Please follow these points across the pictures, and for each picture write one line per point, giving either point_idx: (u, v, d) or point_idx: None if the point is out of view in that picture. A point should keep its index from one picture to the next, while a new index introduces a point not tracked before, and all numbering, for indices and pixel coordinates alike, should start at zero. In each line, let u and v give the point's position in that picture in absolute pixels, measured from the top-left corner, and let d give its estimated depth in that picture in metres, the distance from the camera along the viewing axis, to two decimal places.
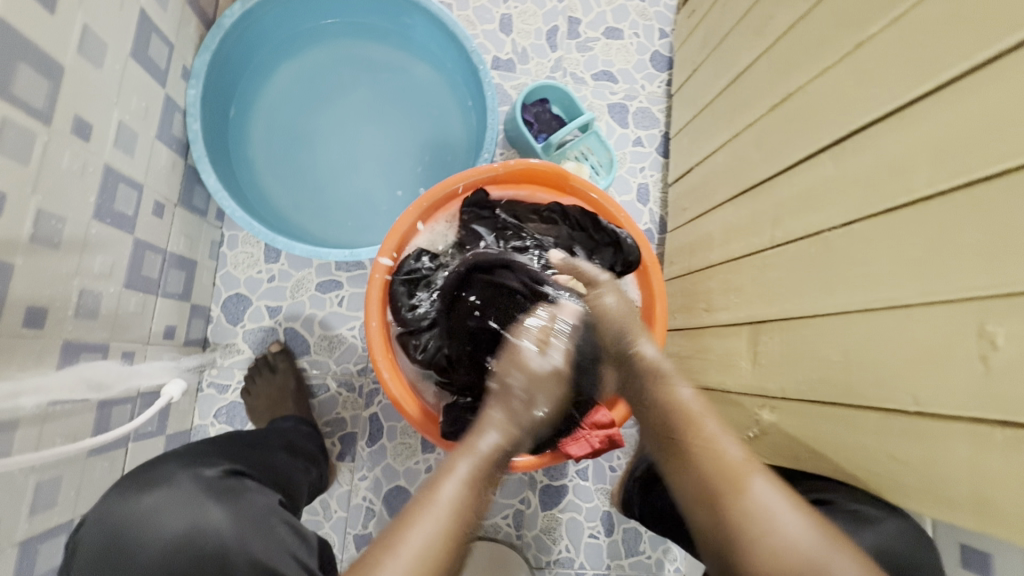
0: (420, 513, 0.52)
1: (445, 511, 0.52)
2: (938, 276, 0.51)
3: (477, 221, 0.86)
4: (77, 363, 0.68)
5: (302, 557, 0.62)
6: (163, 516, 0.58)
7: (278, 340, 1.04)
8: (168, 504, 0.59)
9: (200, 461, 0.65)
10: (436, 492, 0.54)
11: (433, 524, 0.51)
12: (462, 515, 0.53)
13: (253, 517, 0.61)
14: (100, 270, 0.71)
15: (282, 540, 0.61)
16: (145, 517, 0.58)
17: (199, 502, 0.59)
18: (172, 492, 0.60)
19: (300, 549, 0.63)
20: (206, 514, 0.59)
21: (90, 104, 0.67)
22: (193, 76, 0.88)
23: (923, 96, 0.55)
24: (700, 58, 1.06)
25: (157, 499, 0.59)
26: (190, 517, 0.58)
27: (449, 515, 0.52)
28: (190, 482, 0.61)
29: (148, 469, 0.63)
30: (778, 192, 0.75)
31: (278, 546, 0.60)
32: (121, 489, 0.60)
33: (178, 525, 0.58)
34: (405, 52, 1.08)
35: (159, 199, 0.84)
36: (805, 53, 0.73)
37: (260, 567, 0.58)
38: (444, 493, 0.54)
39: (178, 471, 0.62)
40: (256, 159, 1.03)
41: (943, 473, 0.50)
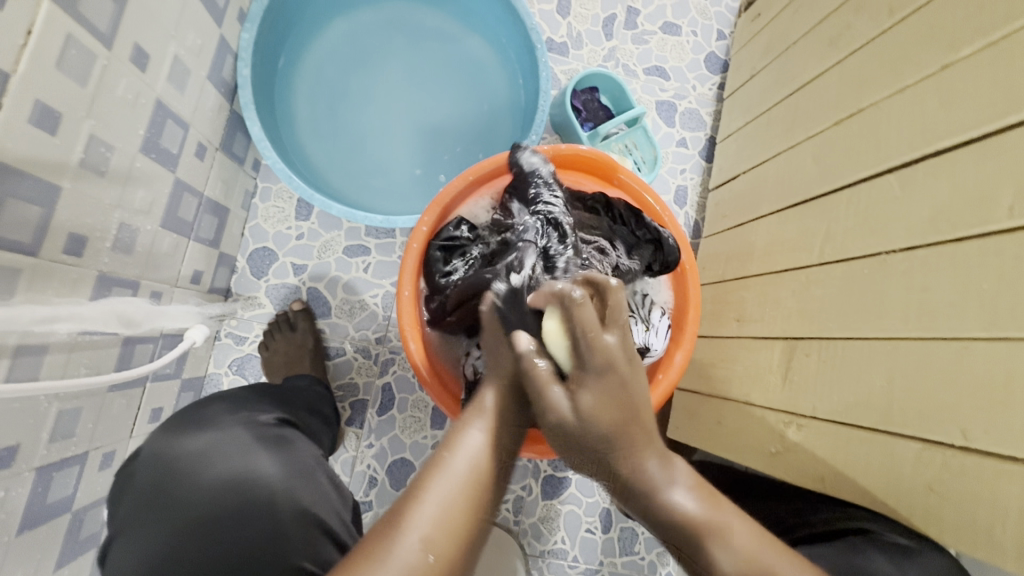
0: (441, 466, 0.44)
1: (474, 461, 0.44)
2: (1005, 312, 0.50)
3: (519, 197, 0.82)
4: (109, 296, 0.67)
5: (343, 515, 0.62)
6: (216, 457, 0.58)
7: (300, 299, 1.03)
8: (220, 447, 0.59)
9: (245, 408, 0.66)
10: (459, 442, 0.46)
11: (460, 483, 0.43)
12: (490, 476, 0.45)
13: (301, 469, 0.61)
14: (140, 206, 0.70)
15: (327, 493, 0.62)
16: (198, 457, 0.58)
17: (251, 449, 0.60)
18: (225, 436, 0.60)
19: (340, 505, 0.63)
20: (257, 460, 0.59)
21: (149, 33, 0.65)
22: (248, 20, 0.85)
23: (1011, 126, 0.53)
24: (761, 64, 1.04)
25: (209, 440, 0.60)
26: (241, 461, 0.58)
27: (473, 474, 0.44)
28: (241, 427, 0.62)
29: (194, 412, 0.64)
30: (832, 210, 0.73)
31: (324, 500, 0.60)
32: (176, 430, 0.62)
33: (228, 469, 0.57)
34: (460, 21, 1.06)
35: (203, 141, 0.82)
36: (883, 69, 0.70)
37: (308, 519, 0.57)
38: (468, 444, 0.46)
39: (226, 416, 0.63)
40: (298, 114, 1.01)
41: (986, 512, 0.49)
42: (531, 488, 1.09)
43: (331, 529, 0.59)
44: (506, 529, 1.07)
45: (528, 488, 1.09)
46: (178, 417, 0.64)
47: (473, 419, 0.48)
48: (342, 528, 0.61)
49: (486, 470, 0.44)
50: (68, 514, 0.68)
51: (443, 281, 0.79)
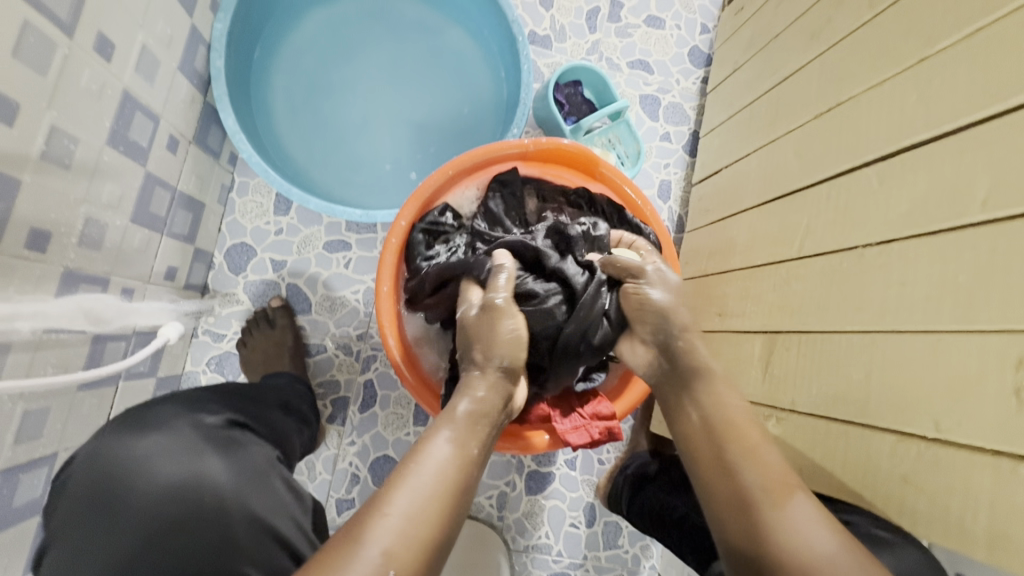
0: (405, 476, 0.48)
1: (438, 470, 0.49)
2: (978, 304, 0.50)
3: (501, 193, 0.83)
4: (76, 293, 0.66)
5: (298, 518, 0.61)
6: (162, 461, 0.56)
7: (279, 295, 1.02)
8: (166, 451, 0.57)
9: (198, 408, 0.64)
10: (424, 453, 0.50)
11: (431, 481, 0.48)
12: (456, 487, 0.49)
13: (250, 471, 0.60)
14: (108, 200, 0.68)
15: (281, 495, 0.61)
16: (139, 462, 0.56)
17: (198, 452, 0.58)
18: (171, 438, 0.58)
19: (296, 508, 0.62)
20: (206, 463, 0.57)
21: (114, 21, 0.63)
22: (221, 9, 0.83)
23: (986, 119, 0.53)
24: (743, 58, 1.04)
25: (154, 444, 0.57)
26: (189, 466, 0.57)
27: (437, 482, 0.48)
28: (190, 430, 0.60)
29: (142, 412, 0.61)
30: (811, 205, 0.74)
31: (275, 504, 0.59)
32: (116, 432, 0.58)
33: (176, 473, 0.56)
34: (440, 13, 1.04)
35: (175, 133, 0.80)
36: (862, 63, 0.70)
37: (258, 523, 0.57)
38: (433, 450, 0.50)
39: (175, 417, 0.61)
40: (276, 107, 1.00)
41: (958, 503, 0.50)
42: (515, 483, 1.08)
43: (282, 533, 0.58)
44: (490, 524, 1.07)
45: (512, 484, 1.08)
46: (122, 419, 0.61)
47: (442, 427, 0.53)
48: (296, 532, 0.60)
49: (447, 477, 0.48)
50: (37, 517, 0.67)
51: (425, 264, 0.78)
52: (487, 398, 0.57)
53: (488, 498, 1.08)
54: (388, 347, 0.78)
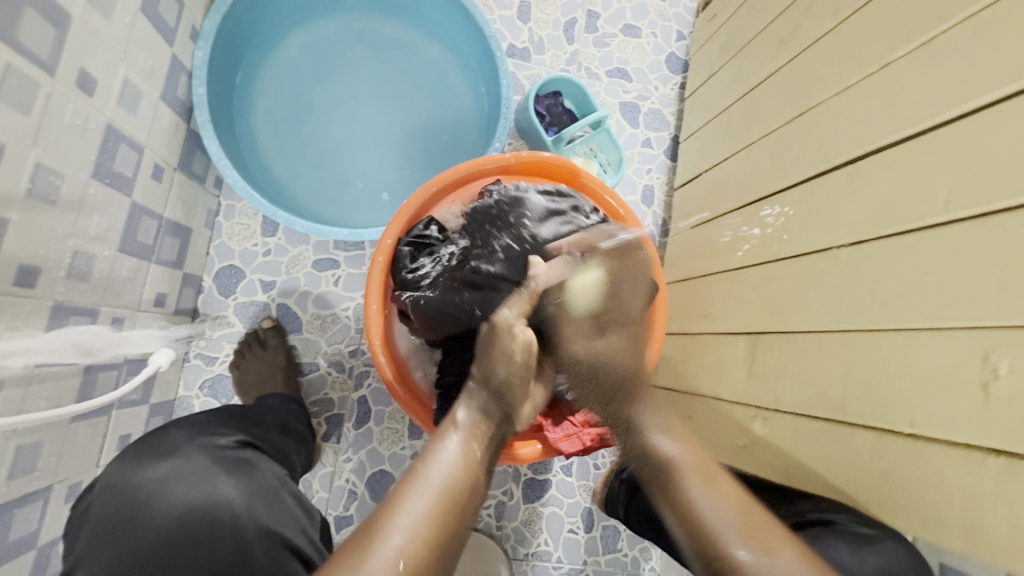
0: (415, 478, 0.50)
1: (448, 473, 0.51)
2: (945, 302, 0.52)
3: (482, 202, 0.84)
4: (66, 325, 0.66)
5: (311, 533, 0.62)
6: (176, 484, 0.57)
7: (270, 316, 1.02)
8: (178, 476, 0.58)
9: (208, 431, 0.65)
10: (434, 457, 0.53)
11: (436, 494, 0.49)
12: (465, 486, 0.51)
13: (263, 490, 0.60)
14: (95, 232, 0.69)
15: (293, 513, 0.61)
16: (157, 486, 0.57)
17: (211, 474, 0.58)
18: (184, 463, 0.59)
19: (308, 525, 0.63)
20: (219, 485, 0.58)
21: (96, 57, 0.64)
22: (201, 38, 0.84)
23: (946, 122, 0.55)
24: (718, 64, 1.06)
25: (169, 468, 0.58)
26: (203, 489, 0.57)
27: (446, 484, 0.50)
28: (201, 454, 0.60)
29: (153, 439, 0.62)
30: (786, 208, 0.75)
31: (289, 520, 0.60)
32: (136, 458, 0.60)
33: (190, 496, 0.56)
34: (419, 31, 1.06)
35: (159, 162, 0.81)
36: (829, 68, 0.72)
37: (276, 538, 0.57)
38: (441, 455, 0.53)
39: (185, 443, 0.61)
40: (259, 129, 1.00)
41: (936, 497, 0.51)
42: (513, 492, 1.09)
43: (298, 548, 0.59)
44: (488, 534, 1.07)
45: (509, 492, 1.09)
46: (136, 445, 0.62)
47: (450, 432, 0.56)
48: (310, 547, 0.60)
49: (456, 479, 0.51)
50: (33, 550, 0.67)
51: (411, 278, 0.79)
52: (481, 413, 0.59)
53: (486, 508, 1.08)
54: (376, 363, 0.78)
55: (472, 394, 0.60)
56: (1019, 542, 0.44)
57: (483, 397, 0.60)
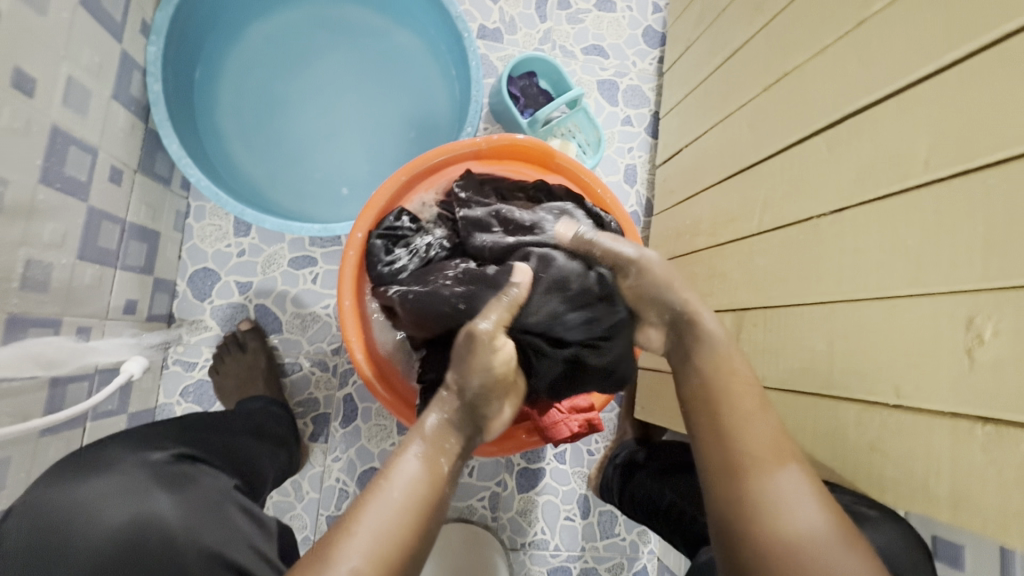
0: (376, 493, 0.48)
1: (410, 487, 0.48)
2: (927, 267, 0.50)
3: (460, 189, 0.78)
4: (24, 338, 0.64)
5: (258, 545, 0.61)
6: (106, 503, 0.54)
7: (248, 317, 1.00)
8: (110, 492, 0.55)
9: (143, 445, 0.63)
10: (396, 469, 0.50)
11: (391, 514, 0.46)
12: (425, 504, 0.48)
13: (200, 505, 0.58)
14: (49, 239, 0.66)
15: (239, 526, 0.60)
16: (82, 507, 0.54)
17: (145, 489, 0.57)
18: (115, 479, 0.56)
19: (257, 538, 0.62)
20: (153, 501, 0.56)
21: (32, 55, 0.61)
22: (153, 32, 0.81)
23: (923, 79, 0.53)
24: (695, 35, 1.03)
25: (96, 487, 0.55)
26: (135, 506, 0.55)
27: (408, 501, 0.47)
28: (136, 467, 0.59)
29: (88, 456, 0.60)
30: (766, 179, 0.73)
31: (234, 534, 0.59)
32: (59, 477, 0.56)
33: (122, 514, 0.54)
34: (385, 15, 1.02)
35: (117, 164, 0.78)
36: (804, 30, 0.70)
37: (215, 556, 0.56)
38: (403, 467, 0.50)
39: (121, 457, 0.60)
40: (225, 126, 0.97)
41: (925, 469, 0.49)
42: (507, 483, 1.08)
43: (240, 563, 0.57)
44: (484, 525, 1.06)
45: (503, 483, 1.08)
46: (94, 458, 0.59)
47: (412, 442, 0.53)
48: (255, 561, 0.59)
49: (419, 494, 0.48)
50: None
51: (386, 270, 0.76)
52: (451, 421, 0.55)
53: (480, 500, 1.07)
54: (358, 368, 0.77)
55: (444, 401, 0.57)
56: (1009, 511, 0.43)
57: (461, 408, 0.57)
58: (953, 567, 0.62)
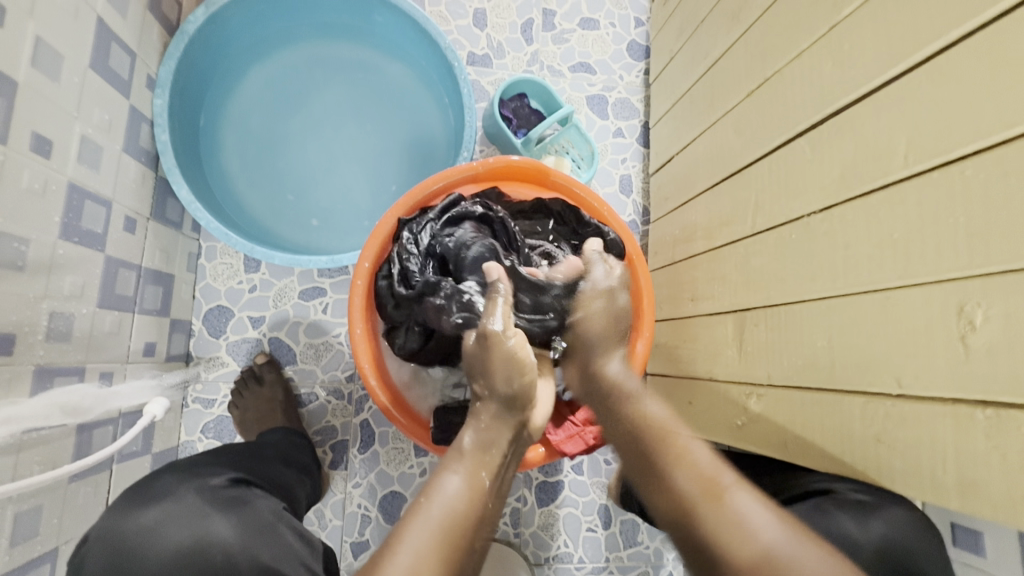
0: (416, 512, 0.51)
1: (449, 503, 0.52)
2: (915, 258, 0.52)
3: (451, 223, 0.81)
4: (50, 388, 0.67)
5: (310, 563, 0.61)
6: (168, 529, 0.56)
7: (263, 351, 1.03)
8: (173, 518, 0.57)
9: (201, 472, 0.64)
10: (435, 489, 0.53)
11: (430, 525, 0.49)
12: (465, 516, 0.51)
13: (256, 525, 0.59)
14: (70, 291, 0.69)
15: (291, 546, 0.61)
16: (147, 534, 0.56)
17: (204, 513, 0.58)
18: (176, 506, 0.58)
19: (307, 557, 0.62)
20: (212, 524, 0.57)
21: (47, 119, 0.65)
22: (158, 85, 0.85)
23: (897, 76, 0.55)
24: (677, 46, 1.05)
25: (158, 514, 0.57)
26: (194, 529, 0.56)
27: (446, 514, 0.51)
28: (193, 494, 0.60)
29: (144, 486, 0.62)
30: (757, 181, 0.75)
31: (286, 552, 0.60)
32: (126, 505, 0.59)
33: (182, 538, 0.56)
34: (377, 51, 1.06)
35: (130, 214, 0.82)
36: (778, 38, 0.72)
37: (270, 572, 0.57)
38: (444, 487, 0.53)
39: (177, 485, 0.61)
40: (231, 168, 1.01)
41: (931, 455, 0.50)
42: (526, 498, 1.08)
43: None
44: (507, 542, 1.07)
45: (523, 498, 1.08)
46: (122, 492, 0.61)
47: (452, 465, 0.56)
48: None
49: (456, 510, 0.51)
50: None
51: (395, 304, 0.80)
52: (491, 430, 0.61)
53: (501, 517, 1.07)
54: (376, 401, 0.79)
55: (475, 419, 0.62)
56: (1015, 495, 0.44)
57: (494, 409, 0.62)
58: (972, 553, 0.62)
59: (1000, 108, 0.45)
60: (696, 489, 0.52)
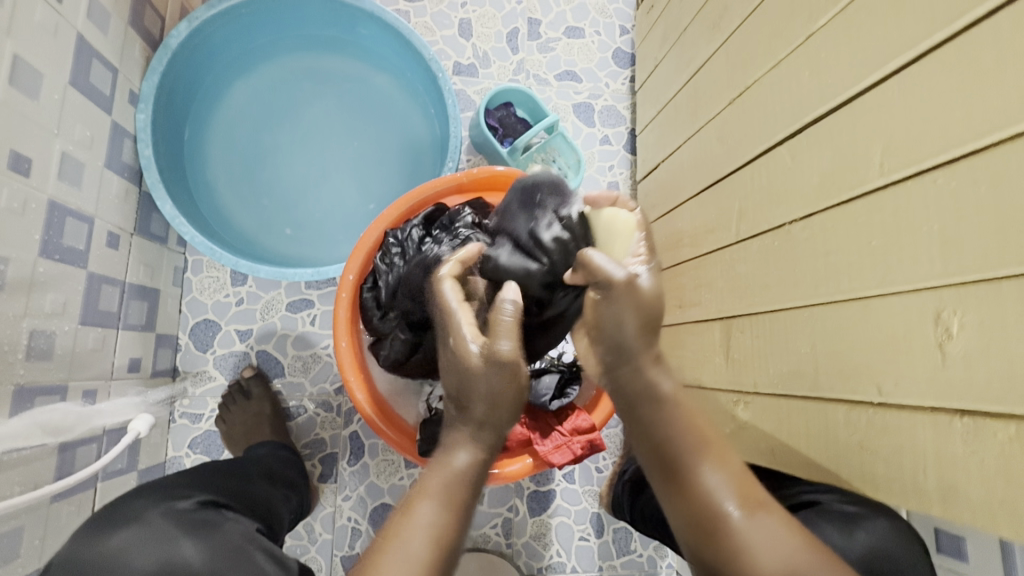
0: (400, 536, 0.45)
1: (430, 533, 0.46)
2: (893, 266, 0.52)
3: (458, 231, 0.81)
4: (32, 407, 0.66)
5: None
6: (132, 554, 0.55)
7: (250, 364, 1.02)
8: (139, 543, 0.56)
9: (167, 495, 0.63)
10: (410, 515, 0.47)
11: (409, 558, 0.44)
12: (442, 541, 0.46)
13: (227, 548, 0.59)
14: (51, 309, 0.69)
15: (262, 568, 0.60)
16: (112, 560, 0.54)
17: (172, 538, 0.57)
18: (143, 530, 0.57)
19: None
20: (180, 549, 0.56)
21: (26, 137, 0.64)
22: (141, 100, 0.85)
23: (871, 86, 0.55)
24: (661, 54, 1.06)
25: (125, 539, 0.56)
26: (161, 555, 0.55)
27: (434, 544, 0.45)
28: (161, 518, 0.59)
29: (117, 507, 0.61)
30: (740, 188, 0.75)
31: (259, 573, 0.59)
32: (93, 529, 0.57)
33: (148, 565, 0.54)
34: (363, 62, 1.06)
35: (114, 229, 0.81)
36: (758, 47, 0.73)
37: None
38: (421, 513, 0.47)
39: (146, 508, 0.60)
40: (216, 181, 1.01)
41: (913, 462, 0.51)
42: (518, 507, 1.08)
43: None
44: (499, 553, 1.06)
45: (515, 508, 1.08)
46: (104, 512, 0.61)
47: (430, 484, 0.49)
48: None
49: (443, 536, 0.46)
50: None
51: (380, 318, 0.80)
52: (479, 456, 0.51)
53: (493, 528, 1.07)
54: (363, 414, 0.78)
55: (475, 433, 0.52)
56: (994, 503, 0.44)
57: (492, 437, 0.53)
58: (956, 559, 0.63)
59: (970, 118, 0.46)
60: (730, 500, 0.50)
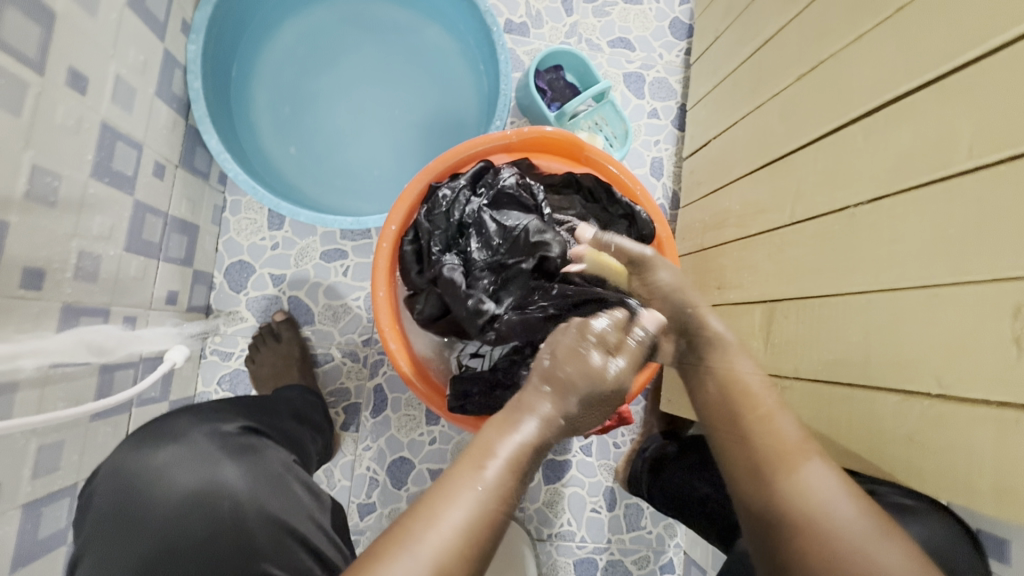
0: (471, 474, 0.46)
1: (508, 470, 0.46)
2: (970, 255, 0.50)
3: (508, 202, 0.80)
4: (77, 326, 0.67)
5: (319, 518, 0.62)
6: (175, 471, 0.57)
7: (282, 309, 1.03)
8: (184, 460, 0.58)
9: (212, 418, 0.65)
10: (500, 449, 0.47)
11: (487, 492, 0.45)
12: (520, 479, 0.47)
13: (266, 474, 0.60)
14: (99, 231, 0.69)
15: (299, 499, 0.61)
16: (156, 473, 0.57)
17: (215, 460, 0.59)
18: (185, 448, 0.59)
19: (314, 509, 0.63)
20: (223, 471, 0.58)
21: (84, 55, 0.64)
22: (192, 31, 0.84)
23: (967, 63, 0.52)
24: (723, 25, 1.01)
25: (168, 456, 0.58)
26: (203, 474, 0.57)
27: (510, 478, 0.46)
28: (205, 439, 0.60)
29: (159, 425, 0.62)
30: (801, 166, 0.72)
31: (297, 506, 0.61)
32: (137, 443, 0.60)
33: (191, 481, 0.57)
34: (414, 11, 1.03)
35: (160, 159, 0.81)
36: (838, 18, 0.69)
37: (276, 523, 0.58)
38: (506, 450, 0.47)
39: (190, 428, 0.62)
40: (259, 122, 1.00)
41: (965, 458, 0.49)
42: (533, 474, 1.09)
43: (302, 534, 0.59)
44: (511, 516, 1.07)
45: None
46: (142, 430, 0.62)
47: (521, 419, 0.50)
48: (316, 532, 0.61)
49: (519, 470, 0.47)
50: (64, 547, 0.69)
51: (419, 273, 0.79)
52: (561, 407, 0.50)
53: None
54: (394, 364, 0.78)
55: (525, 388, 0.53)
56: None
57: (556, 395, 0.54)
58: (999, 562, 0.61)
59: None
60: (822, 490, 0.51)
